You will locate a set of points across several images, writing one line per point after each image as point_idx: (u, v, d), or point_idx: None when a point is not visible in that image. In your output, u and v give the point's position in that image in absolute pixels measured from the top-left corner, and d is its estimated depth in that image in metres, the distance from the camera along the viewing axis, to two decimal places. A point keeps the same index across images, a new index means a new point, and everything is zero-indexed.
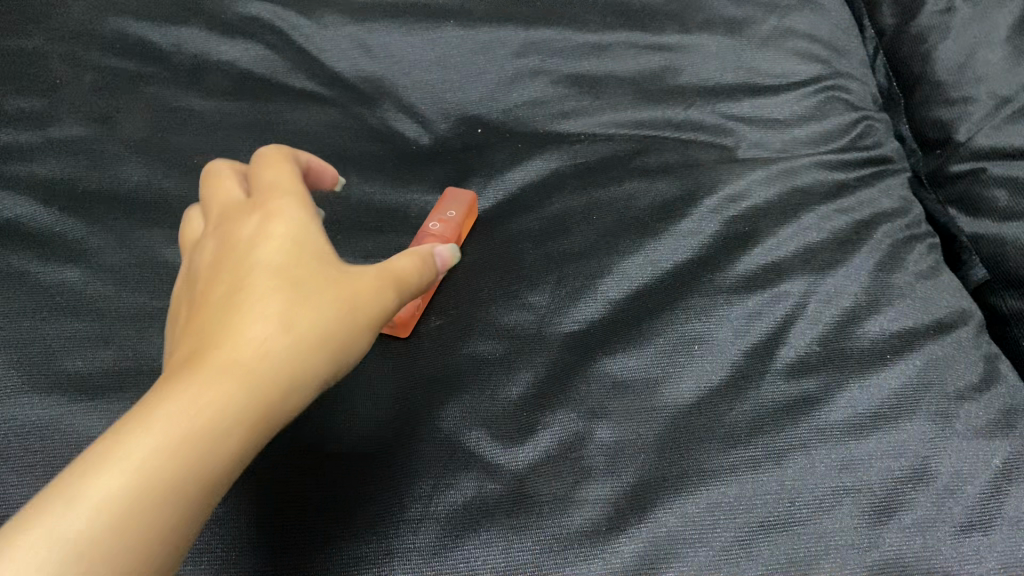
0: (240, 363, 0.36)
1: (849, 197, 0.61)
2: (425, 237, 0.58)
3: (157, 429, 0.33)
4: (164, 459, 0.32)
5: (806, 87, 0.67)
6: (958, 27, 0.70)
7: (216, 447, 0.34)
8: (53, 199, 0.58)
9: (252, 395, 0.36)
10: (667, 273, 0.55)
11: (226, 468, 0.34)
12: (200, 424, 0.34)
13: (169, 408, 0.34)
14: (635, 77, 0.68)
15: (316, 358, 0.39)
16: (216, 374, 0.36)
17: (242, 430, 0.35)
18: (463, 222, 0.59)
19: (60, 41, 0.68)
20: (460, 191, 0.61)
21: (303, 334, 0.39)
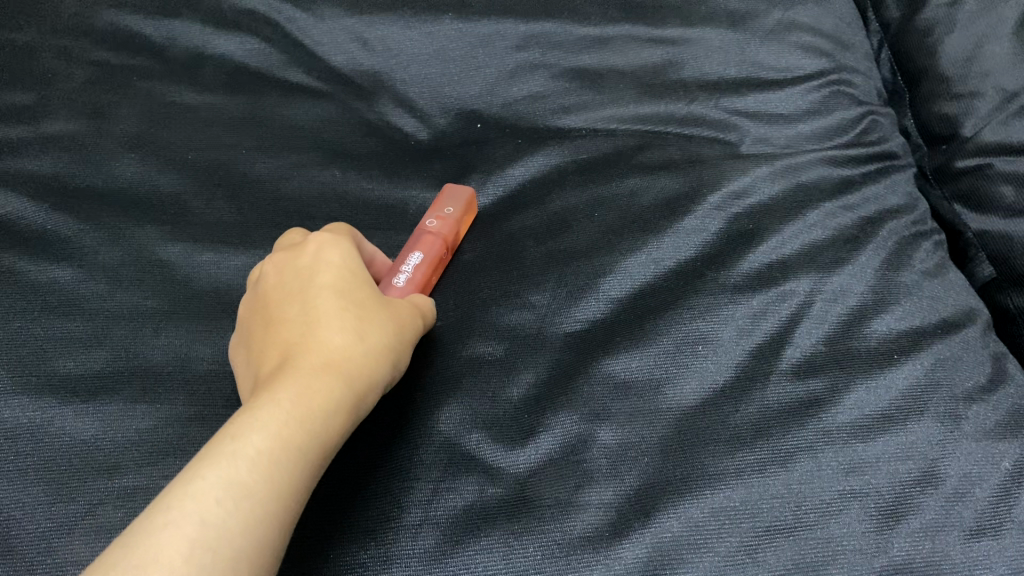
0: (333, 359, 0.42)
1: (854, 193, 0.60)
2: (422, 232, 0.56)
3: (284, 406, 0.39)
4: (292, 428, 0.38)
5: (810, 81, 0.66)
6: (964, 21, 0.68)
7: (327, 421, 0.40)
8: (44, 196, 0.57)
9: (348, 383, 0.42)
10: (671, 271, 0.54)
11: (334, 441, 0.40)
12: (316, 400, 0.40)
13: (288, 391, 0.39)
14: (636, 71, 0.67)
15: (386, 364, 0.45)
16: (318, 367, 0.41)
17: (342, 412, 0.41)
18: (461, 221, 0.58)
19: (54, 35, 0.67)
20: (457, 187, 0.59)
21: (378, 339, 0.44)
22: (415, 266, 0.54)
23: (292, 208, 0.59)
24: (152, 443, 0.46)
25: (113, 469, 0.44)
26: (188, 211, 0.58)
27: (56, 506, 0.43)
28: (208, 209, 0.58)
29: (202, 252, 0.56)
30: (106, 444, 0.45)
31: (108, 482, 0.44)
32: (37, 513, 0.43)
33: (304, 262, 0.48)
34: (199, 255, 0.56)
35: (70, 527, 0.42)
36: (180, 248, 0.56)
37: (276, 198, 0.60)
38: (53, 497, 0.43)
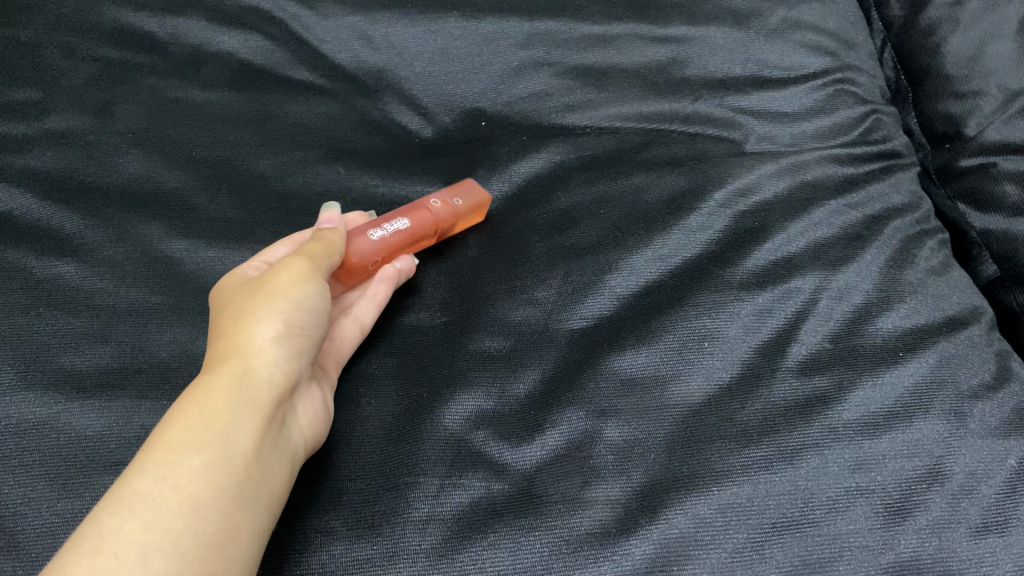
0: (221, 365, 0.43)
1: (859, 191, 0.60)
2: (416, 205, 0.58)
3: (180, 427, 0.39)
4: (194, 444, 0.39)
5: (814, 80, 0.66)
6: (968, 20, 0.68)
7: (232, 422, 0.40)
8: (49, 192, 0.57)
9: (243, 378, 0.42)
10: (676, 268, 0.54)
11: (239, 424, 0.41)
12: (212, 410, 0.40)
13: (181, 414, 0.40)
14: (641, 69, 0.67)
15: (279, 330, 0.45)
16: (210, 377, 0.42)
17: (245, 404, 0.41)
18: (462, 212, 0.58)
19: (57, 31, 0.66)
20: (479, 189, 0.59)
21: (263, 316, 0.45)
22: (393, 230, 0.56)
23: (295, 206, 0.60)
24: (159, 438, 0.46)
25: (119, 464, 0.44)
26: (193, 207, 0.58)
27: (61, 501, 0.43)
28: (213, 205, 0.58)
29: (207, 248, 0.56)
30: (112, 439, 0.45)
31: (114, 477, 0.44)
32: (42, 509, 0.42)
33: (216, 297, 0.49)
34: (204, 252, 0.56)
35: (75, 523, 0.42)
36: (185, 245, 0.56)
37: (281, 195, 0.60)
38: (58, 492, 0.43)
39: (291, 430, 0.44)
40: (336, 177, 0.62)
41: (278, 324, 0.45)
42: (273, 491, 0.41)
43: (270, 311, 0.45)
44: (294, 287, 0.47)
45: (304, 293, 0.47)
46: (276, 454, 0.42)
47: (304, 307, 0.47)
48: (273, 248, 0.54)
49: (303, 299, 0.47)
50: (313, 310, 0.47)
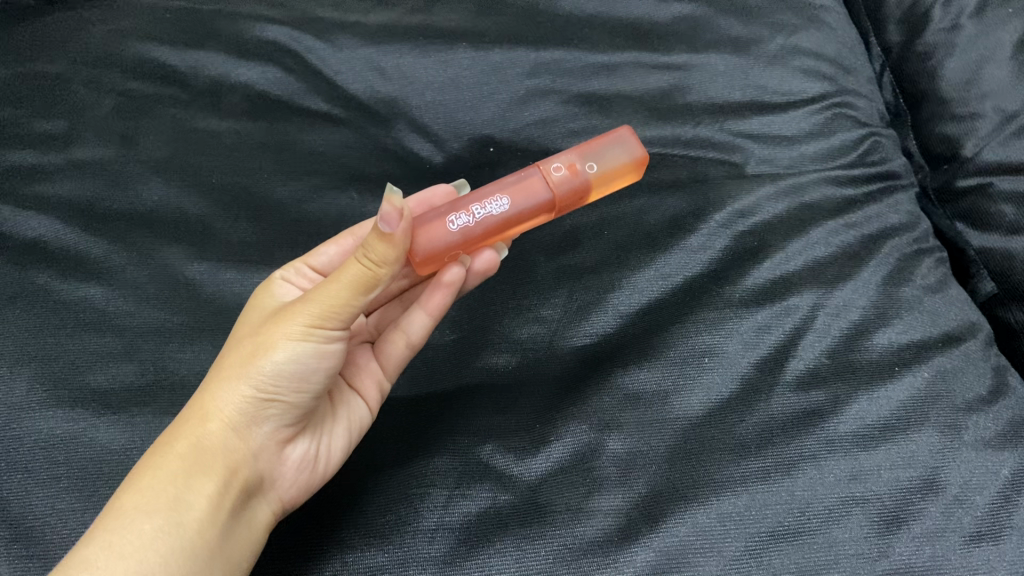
0: (187, 425, 0.45)
1: (856, 212, 0.62)
2: (536, 175, 0.54)
3: (136, 491, 0.42)
4: (146, 510, 0.41)
5: (813, 104, 0.68)
6: (963, 44, 0.71)
7: (186, 486, 0.43)
8: (75, 219, 0.59)
9: (201, 444, 0.44)
10: (678, 286, 0.56)
11: (192, 488, 0.43)
12: (168, 476, 0.43)
13: (139, 476, 0.43)
14: (644, 95, 0.69)
15: (250, 393, 0.46)
16: (174, 440, 0.44)
17: (201, 472, 0.43)
18: (591, 184, 0.55)
19: (83, 64, 0.69)
20: (631, 139, 0.56)
21: (235, 375, 0.46)
22: (487, 215, 0.53)
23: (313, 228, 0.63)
24: None
25: None
26: (213, 232, 0.61)
27: (89, 511, 0.46)
28: (233, 229, 0.61)
29: (227, 270, 0.59)
30: (136, 453, 0.48)
31: None
32: (71, 518, 0.45)
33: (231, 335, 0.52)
34: (225, 273, 0.59)
35: None
36: (205, 267, 0.59)
37: (298, 220, 0.63)
38: (85, 503, 0.46)
39: (261, 489, 0.46)
40: (349, 203, 0.65)
41: (249, 385, 0.46)
42: (230, 555, 0.43)
43: (245, 370, 0.46)
44: (285, 342, 0.46)
45: (289, 350, 0.46)
46: (237, 518, 0.44)
47: (289, 364, 0.46)
48: (323, 248, 0.57)
49: (289, 358, 0.46)
50: (305, 362, 0.47)
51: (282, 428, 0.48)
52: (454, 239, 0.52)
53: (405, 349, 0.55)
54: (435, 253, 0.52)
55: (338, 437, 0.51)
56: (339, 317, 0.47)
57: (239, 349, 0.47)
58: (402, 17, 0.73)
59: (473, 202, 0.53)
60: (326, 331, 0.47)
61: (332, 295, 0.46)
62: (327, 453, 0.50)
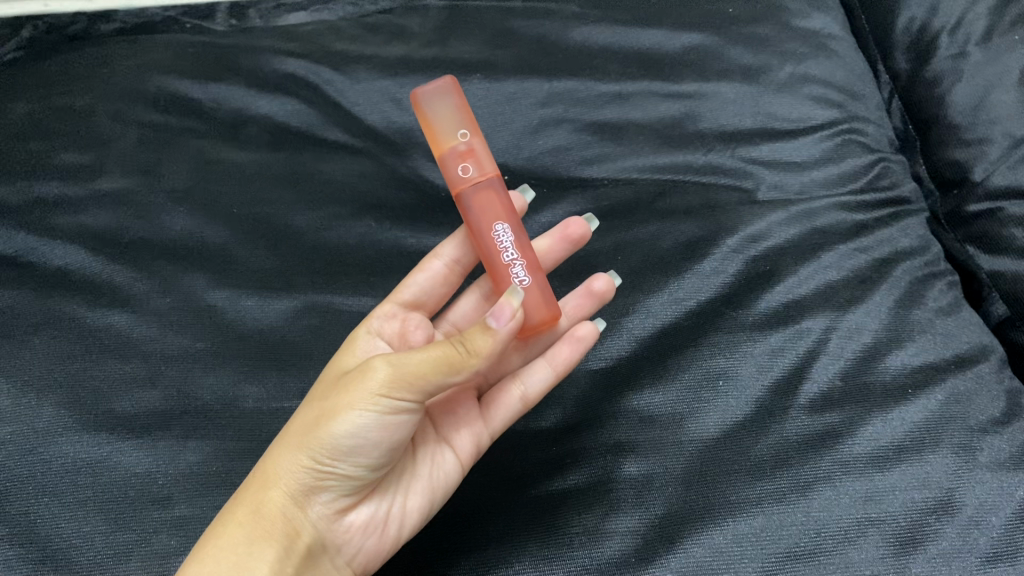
0: (250, 490, 0.45)
1: (868, 236, 0.62)
2: (476, 187, 0.52)
3: (198, 560, 0.43)
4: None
5: (822, 130, 0.69)
6: (970, 71, 0.73)
7: (249, 554, 0.43)
8: (101, 248, 0.61)
9: (262, 510, 0.45)
10: (692, 310, 0.57)
11: (254, 555, 0.43)
12: (229, 544, 0.43)
13: (204, 543, 0.43)
14: (656, 123, 0.70)
15: (309, 464, 0.45)
16: (237, 502, 0.45)
17: (261, 539, 0.44)
18: (479, 137, 0.53)
19: (108, 99, 0.71)
20: (435, 87, 0.53)
21: (300, 441, 0.45)
22: (516, 241, 0.53)
23: (331, 257, 0.63)
24: (205, 474, 0.50)
25: (166, 498, 0.49)
26: (233, 259, 0.62)
27: (113, 533, 0.47)
28: (253, 257, 0.62)
29: (246, 297, 0.60)
30: (161, 476, 0.50)
31: (161, 511, 0.48)
32: (96, 539, 0.47)
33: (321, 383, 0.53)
34: (244, 300, 0.59)
35: (126, 554, 0.47)
36: (226, 295, 0.60)
37: (316, 248, 0.64)
38: (110, 525, 0.47)
39: (324, 551, 0.47)
40: (367, 231, 0.65)
41: (312, 456, 0.45)
42: None
43: (309, 437, 0.45)
44: (353, 417, 0.44)
45: (355, 421, 0.44)
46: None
47: (355, 437, 0.44)
48: (414, 277, 0.59)
49: (354, 431, 0.44)
50: (374, 433, 0.45)
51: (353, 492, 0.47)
52: (536, 282, 0.53)
53: (516, 405, 0.52)
54: (544, 305, 0.52)
55: (416, 495, 0.49)
56: (410, 388, 0.44)
57: (310, 411, 0.46)
58: (419, 50, 0.75)
59: (502, 255, 0.53)
60: (399, 403, 0.44)
61: (401, 369, 0.44)
62: (401, 515, 0.49)
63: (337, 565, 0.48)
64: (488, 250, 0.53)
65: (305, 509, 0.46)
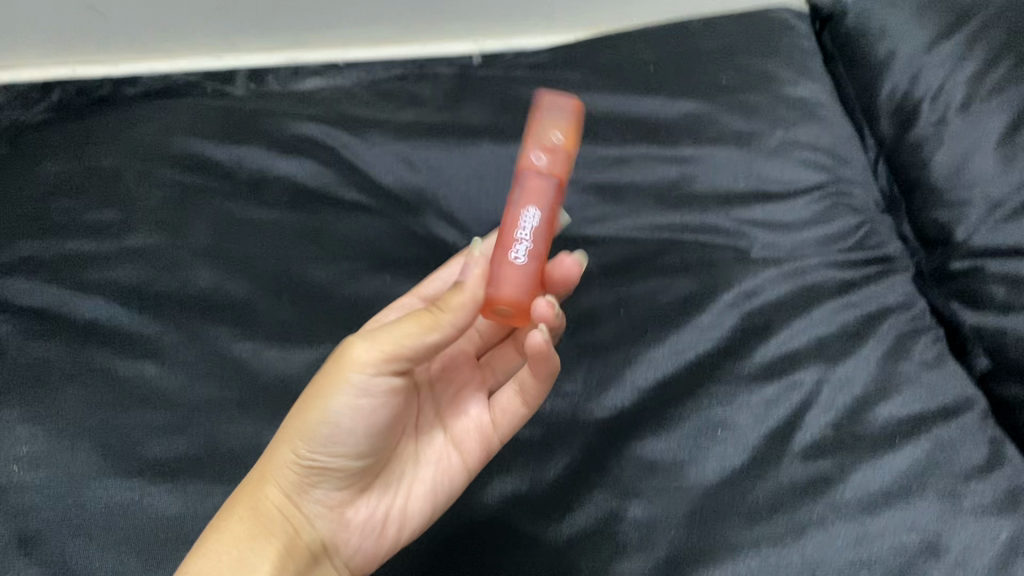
0: (247, 490, 0.51)
1: (856, 293, 0.66)
2: (534, 174, 0.55)
3: (205, 554, 0.48)
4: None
5: (812, 193, 0.73)
6: (952, 138, 0.77)
7: (252, 547, 0.49)
8: (131, 302, 0.64)
9: (259, 508, 0.50)
10: (690, 363, 0.60)
11: (259, 548, 0.49)
12: (233, 540, 0.49)
13: (208, 540, 0.48)
14: (654, 185, 0.74)
15: (295, 459, 0.50)
16: (237, 501, 0.50)
17: (260, 534, 0.49)
18: (570, 146, 0.56)
19: (136, 159, 0.75)
20: (562, 98, 0.57)
21: (286, 438, 0.51)
22: (534, 232, 0.54)
23: (350, 311, 0.67)
24: None
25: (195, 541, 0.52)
26: (256, 312, 0.65)
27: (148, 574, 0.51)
28: (275, 310, 0.65)
29: (269, 348, 0.63)
30: (191, 519, 0.53)
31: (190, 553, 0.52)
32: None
33: None
34: (267, 352, 0.63)
35: None
36: (250, 346, 0.63)
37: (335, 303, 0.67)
38: (144, 566, 0.51)
39: (324, 545, 0.52)
40: (383, 287, 0.69)
41: (296, 449, 0.50)
42: None
43: (294, 434, 0.50)
44: (330, 407, 0.49)
45: (331, 407, 0.49)
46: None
47: (331, 423, 0.50)
48: (439, 274, 0.63)
49: (331, 417, 0.49)
50: (349, 420, 0.50)
51: (344, 488, 0.52)
52: (529, 268, 0.53)
53: (521, 409, 0.57)
54: (519, 292, 0.53)
55: (417, 499, 0.55)
56: (385, 363, 0.49)
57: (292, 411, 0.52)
58: (430, 115, 0.80)
59: (515, 231, 0.54)
60: (374, 380, 0.49)
61: (357, 358, 0.49)
62: (398, 508, 0.54)
63: (339, 557, 0.53)
64: (502, 227, 0.54)
65: (302, 506, 0.51)
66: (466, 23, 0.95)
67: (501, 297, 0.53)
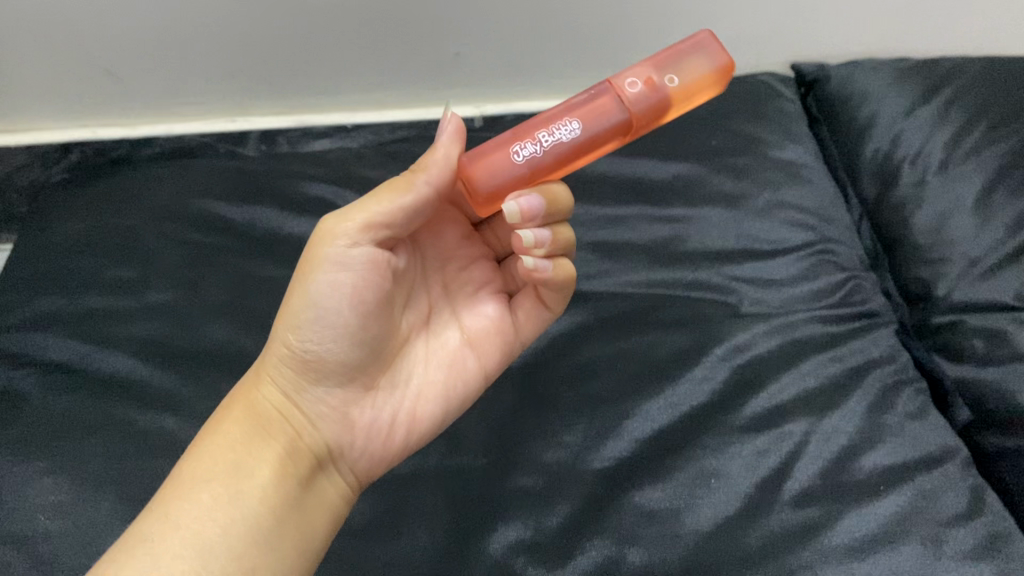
0: (246, 395, 0.56)
1: (841, 346, 0.69)
2: (608, 93, 0.52)
3: (208, 447, 0.52)
4: (219, 462, 0.51)
5: (798, 251, 0.76)
6: (930, 199, 0.81)
7: (254, 444, 0.53)
8: (150, 356, 0.67)
9: (258, 409, 0.55)
10: (686, 414, 0.63)
11: (263, 439, 0.53)
12: (232, 438, 0.53)
13: (211, 439, 0.53)
14: (648, 243, 0.77)
15: (288, 351, 0.55)
16: (236, 407, 0.55)
17: (261, 427, 0.54)
18: (675, 99, 0.52)
19: (153, 219, 0.79)
20: (714, 47, 0.53)
21: (277, 338, 0.56)
22: (552, 143, 0.51)
23: None
24: None
25: None
26: None
27: None
28: None
29: None
30: None
31: None
32: None
33: None
34: None
35: None
36: None
37: None
38: None
39: (332, 440, 0.56)
40: None
41: (288, 341, 0.55)
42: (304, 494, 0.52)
43: (282, 332, 0.56)
44: (313, 286, 0.54)
45: (314, 290, 0.54)
46: (303, 478, 0.53)
47: (316, 307, 0.54)
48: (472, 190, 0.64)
49: (315, 300, 0.54)
50: (332, 298, 0.54)
51: (346, 386, 0.57)
52: (518, 168, 0.52)
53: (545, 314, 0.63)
54: (498, 185, 0.52)
55: (425, 393, 0.59)
56: (360, 235, 0.54)
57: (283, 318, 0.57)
58: None
59: (542, 127, 0.52)
60: (353, 251, 0.54)
61: (331, 234, 0.54)
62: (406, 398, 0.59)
63: (353, 449, 0.57)
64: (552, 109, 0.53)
65: (304, 402, 0.56)
66: (468, 89, 1.00)
67: (468, 171, 0.52)
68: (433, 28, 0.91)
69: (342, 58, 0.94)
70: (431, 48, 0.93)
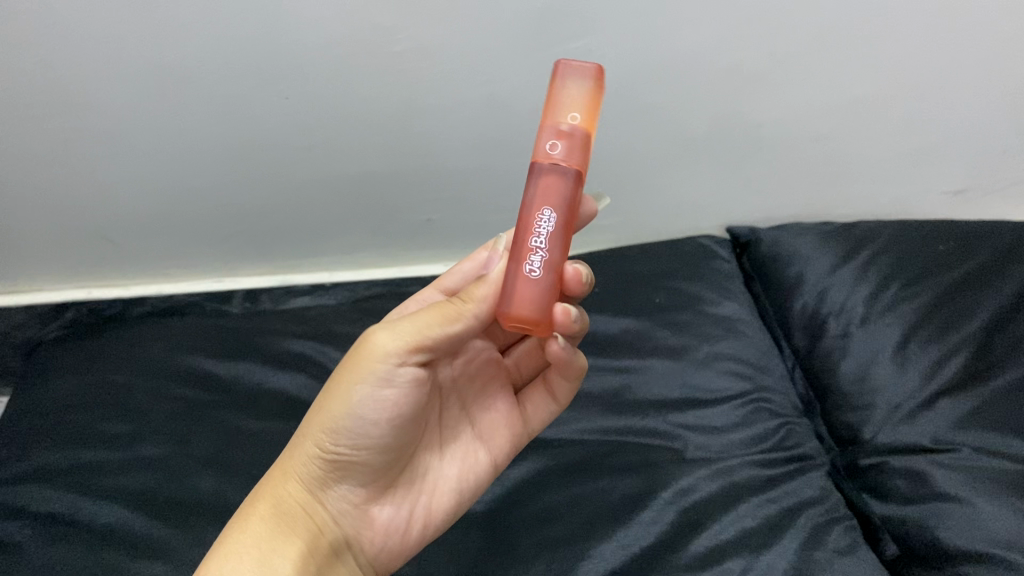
0: (270, 489, 0.61)
1: (776, 488, 0.76)
2: (551, 164, 0.54)
3: (232, 542, 0.57)
4: (239, 561, 0.55)
5: (735, 400, 0.84)
6: (854, 349, 0.90)
7: (273, 541, 0.57)
8: (142, 508, 0.73)
9: (278, 503, 0.60)
10: (635, 555, 0.69)
11: (285, 537, 0.58)
12: (257, 534, 0.58)
13: (232, 534, 0.58)
14: (601, 394, 0.85)
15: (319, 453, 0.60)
16: (261, 502, 0.60)
17: (283, 527, 0.58)
18: (589, 129, 0.55)
19: (144, 374, 0.85)
20: (577, 67, 0.56)
21: (307, 438, 0.60)
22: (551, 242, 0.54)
23: None
24: None
25: None
26: None
27: None
28: None
29: None
30: None
31: None
32: None
33: None
34: None
35: None
36: None
37: None
38: None
39: (348, 537, 0.61)
40: None
41: (320, 445, 0.60)
42: None
43: (312, 433, 0.60)
44: (355, 398, 0.58)
45: (353, 403, 0.58)
46: (324, 571, 0.58)
47: (356, 417, 0.58)
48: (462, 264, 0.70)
49: (355, 411, 0.58)
50: (373, 412, 0.58)
51: (368, 482, 0.62)
52: (546, 281, 0.54)
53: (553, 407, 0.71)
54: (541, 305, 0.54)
55: (441, 494, 0.65)
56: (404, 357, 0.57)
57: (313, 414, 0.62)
58: None
59: (528, 237, 0.54)
60: (396, 371, 0.57)
61: (377, 350, 0.57)
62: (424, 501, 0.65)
63: (371, 543, 0.62)
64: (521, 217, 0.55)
65: (327, 501, 0.61)
66: (439, 251, 1.10)
67: (514, 314, 0.54)
68: (405, 198, 1.01)
69: (323, 224, 1.04)
70: (404, 215, 1.03)
